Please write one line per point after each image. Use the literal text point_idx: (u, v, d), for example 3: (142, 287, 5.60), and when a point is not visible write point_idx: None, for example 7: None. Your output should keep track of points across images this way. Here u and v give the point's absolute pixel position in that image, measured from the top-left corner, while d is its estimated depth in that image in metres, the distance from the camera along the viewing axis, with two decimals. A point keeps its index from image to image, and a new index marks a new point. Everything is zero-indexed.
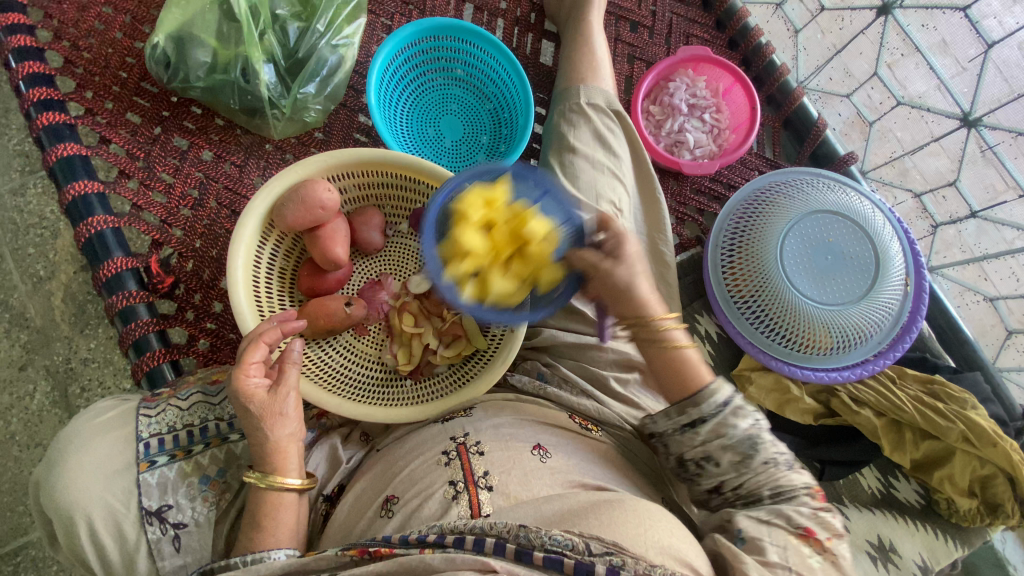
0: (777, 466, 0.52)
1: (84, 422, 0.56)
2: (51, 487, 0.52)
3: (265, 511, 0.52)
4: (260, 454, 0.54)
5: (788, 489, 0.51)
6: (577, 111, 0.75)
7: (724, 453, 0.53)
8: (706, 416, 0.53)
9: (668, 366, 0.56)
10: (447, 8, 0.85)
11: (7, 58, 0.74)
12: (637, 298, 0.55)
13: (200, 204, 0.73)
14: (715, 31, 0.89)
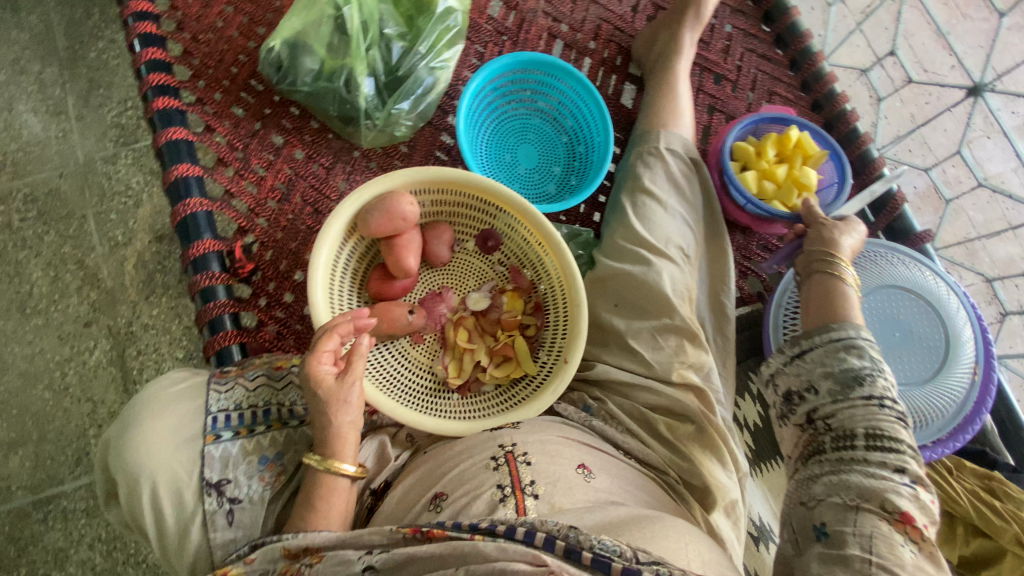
0: (882, 411, 0.50)
1: (159, 389, 0.59)
2: (124, 447, 0.55)
3: (317, 492, 0.55)
4: (320, 438, 0.56)
5: (890, 440, 0.49)
6: (656, 155, 0.76)
7: (825, 382, 0.55)
8: (815, 345, 0.57)
9: (823, 297, 0.61)
10: (538, 42, 0.90)
11: (132, 41, 0.80)
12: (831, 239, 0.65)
13: (286, 198, 0.78)
14: (798, 91, 0.89)
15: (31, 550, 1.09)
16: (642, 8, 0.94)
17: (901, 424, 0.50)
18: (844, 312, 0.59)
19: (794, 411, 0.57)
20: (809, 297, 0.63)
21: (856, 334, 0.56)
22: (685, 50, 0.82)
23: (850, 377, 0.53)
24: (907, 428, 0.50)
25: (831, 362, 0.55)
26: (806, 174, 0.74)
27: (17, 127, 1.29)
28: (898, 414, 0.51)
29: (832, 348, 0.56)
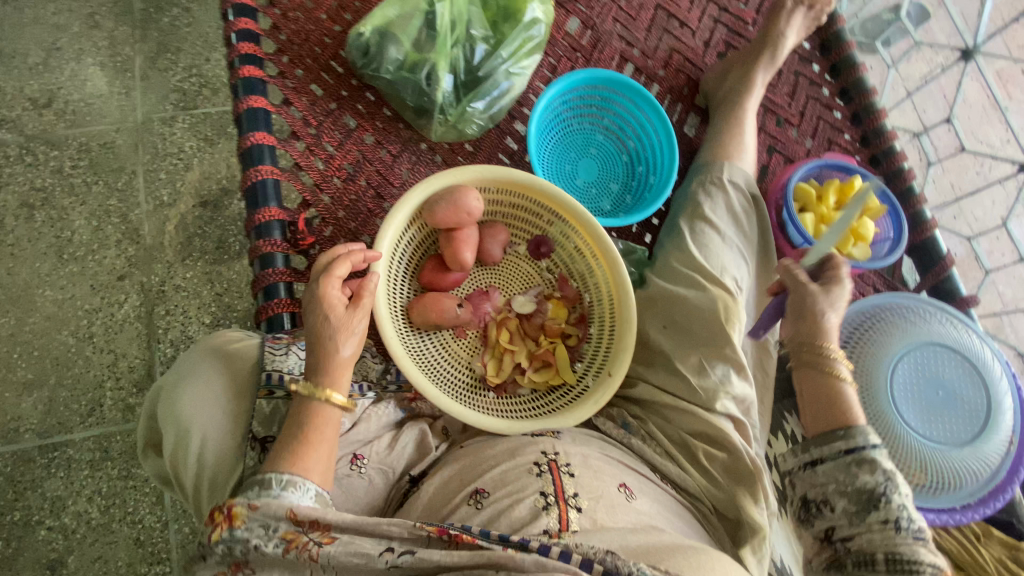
0: (901, 534, 0.50)
1: (216, 342, 0.60)
2: (177, 395, 0.55)
3: (312, 421, 0.54)
4: (315, 367, 0.56)
5: (912, 564, 0.49)
6: (718, 185, 0.77)
7: (840, 499, 0.54)
8: (824, 457, 0.56)
9: (826, 394, 0.59)
10: (610, 64, 0.93)
11: (226, 11, 0.82)
12: (824, 326, 0.62)
13: (351, 178, 0.79)
14: (857, 145, 0.92)
15: (28, 495, 1.08)
16: (713, 44, 0.97)
17: (922, 546, 0.49)
18: (845, 414, 0.57)
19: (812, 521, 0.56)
20: (807, 394, 0.61)
21: (870, 448, 0.54)
22: (756, 89, 0.84)
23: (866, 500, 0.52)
24: (929, 546, 0.50)
25: (845, 479, 0.54)
26: (864, 225, 0.77)
27: (82, 78, 1.32)
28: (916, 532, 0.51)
29: (843, 463, 0.55)
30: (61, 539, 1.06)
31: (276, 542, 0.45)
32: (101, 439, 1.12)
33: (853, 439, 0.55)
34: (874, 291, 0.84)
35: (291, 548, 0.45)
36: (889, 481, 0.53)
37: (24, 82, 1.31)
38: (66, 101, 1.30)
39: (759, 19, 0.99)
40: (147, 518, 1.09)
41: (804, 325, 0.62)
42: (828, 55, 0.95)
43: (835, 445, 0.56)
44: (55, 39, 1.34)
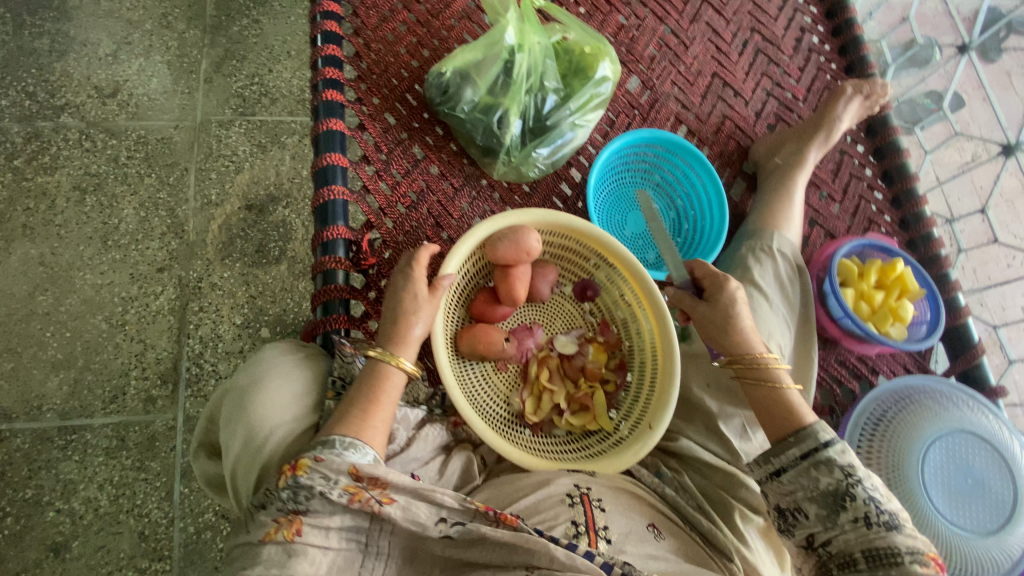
0: (873, 529, 0.54)
1: (284, 351, 0.63)
2: (248, 400, 0.57)
3: (384, 382, 0.59)
4: (387, 334, 0.62)
5: (891, 557, 0.52)
6: (768, 253, 0.81)
7: (811, 505, 0.58)
8: (785, 465, 0.60)
9: (775, 402, 0.65)
10: (665, 124, 0.98)
11: (315, 37, 0.87)
12: (740, 331, 0.68)
13: (414, 206, 0.83)
14: (898, 227, 0.96)
15: (41, 474, 1.07)
16: (764, 116, 1.02)
17: (896, 535, 0.53)
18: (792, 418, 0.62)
19: (792, 530, 0.60)
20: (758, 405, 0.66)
21: (825, 449, 0.59)
22: (808, 165, 0.89)
23: (835, 502, 0.56)
24: (910, 534, 0.54)
25: (810, 482, 0.58)
26: (903, 305, 0.81)
27: (147, 75, 1.37)
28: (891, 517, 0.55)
29: (804, 467, 0.59)
30: (68, 524, 1.05)
31: (341, 493, 0.49)
32: (120, 426, 1.12)
33: (805, 444, 0.60)
34: (905, 369, 0.87)
35: (354, 500, 0.49)
36: (853, 477, 0.57)
37: (92, 70, 1.35)
38: (130, 94, 1.35)
39: (808, 97, 1.05)
40: (155, 513, 1.08)
41: (727, 338, 0.68)
42: (874, 137, 1.01)
43: (789, 451, 0.60)
44: (127, 34, 1.40)
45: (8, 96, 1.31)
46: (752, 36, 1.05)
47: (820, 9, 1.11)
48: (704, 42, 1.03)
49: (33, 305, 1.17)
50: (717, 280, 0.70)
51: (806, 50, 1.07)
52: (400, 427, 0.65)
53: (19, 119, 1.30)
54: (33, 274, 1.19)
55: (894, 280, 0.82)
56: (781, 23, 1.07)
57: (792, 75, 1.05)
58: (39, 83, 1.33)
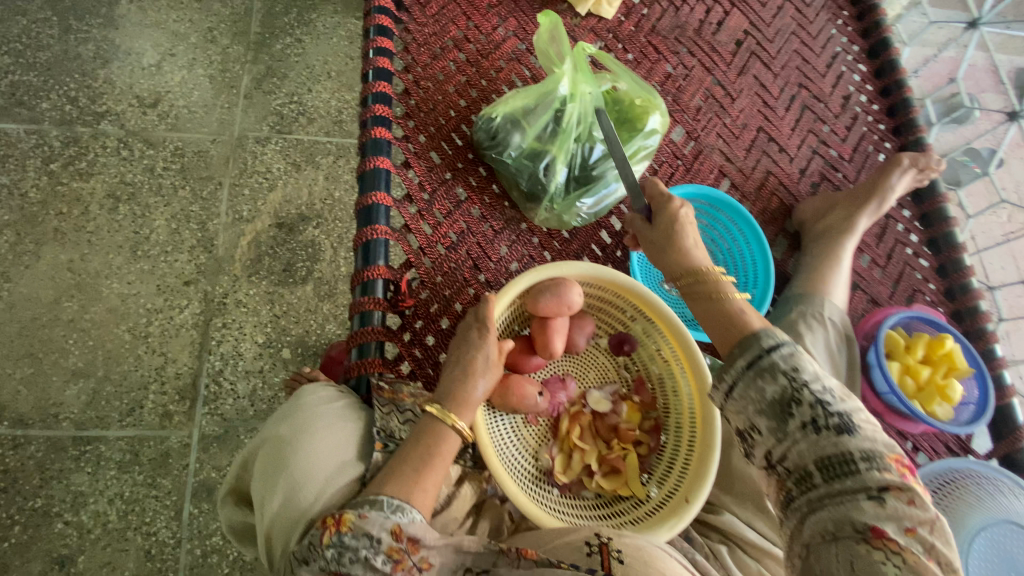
0: (824, 435, 0.46)
1: (324, 401, 0.63)
2: (291, 453, 0.57)
3: (440, 444, 0.58)
4: (451, 392, 0.61)
5: (845, 464, 0.44)
6: (819, 320, 0.80)
7: (761, 419, 0.50)
8: (733, 377, 0.53)
9: (723, 315, 0.59)
10: (708, 175, 0.96)
11: (366, 72, 0.87)
12: (685, 251, 0.66)
13: (454, 246, 0.82)
14: (942, 296, 0.95)
15: (52, 485, 1.06)
16: (809, 173, 1.00)
17: (848, 437, 0.45)
18: (738, 327, 0.57)
19: (753, 453, 0.52)
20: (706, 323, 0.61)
21: (768, 355, 0.51)
22: (857, 232, 0.88)
23: (779, 408, 0.48)
24: (865, 432, 0.45)
25: (756, 393, 0.51)
26: (951, 386, 0.80)
27: (189, 87, 1.37)
28: (844, 419, 0.46)
29: (750, 378, 0.51)
30: (75, 537, 1.04)
31: (384, 559, 0.49)
32: (134, 440, 1.11)
33: (748, 351, 0.52)
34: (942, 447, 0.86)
35: (396, 566, 0.49)
36: (799, 381, 0.49)
37: (135, 79, 1.36)
38: (170, 105, 1.35)
39: (853, 157, 1.04)
40: (162, 532, 1.06)
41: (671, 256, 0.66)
42: (921, 203, 1.00)
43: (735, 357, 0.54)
44: (172, 45, 1.40)
45: (49, 99, 1.30)
46: (799, 92, 1.04)
47: (868, 69, 1.10)
48: (751, 95, 1.02)
49: (58, 311, 1.16)
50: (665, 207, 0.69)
51: (852, 109, 1.06)
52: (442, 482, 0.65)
53: (59, 123, 1.29)
54: (61, 280, 1.19)
55: (942, 357, 0.81)
56: (829, 80, 1.07)
57: (838, 133, 1.04)
58: (81, 88, 1.32)
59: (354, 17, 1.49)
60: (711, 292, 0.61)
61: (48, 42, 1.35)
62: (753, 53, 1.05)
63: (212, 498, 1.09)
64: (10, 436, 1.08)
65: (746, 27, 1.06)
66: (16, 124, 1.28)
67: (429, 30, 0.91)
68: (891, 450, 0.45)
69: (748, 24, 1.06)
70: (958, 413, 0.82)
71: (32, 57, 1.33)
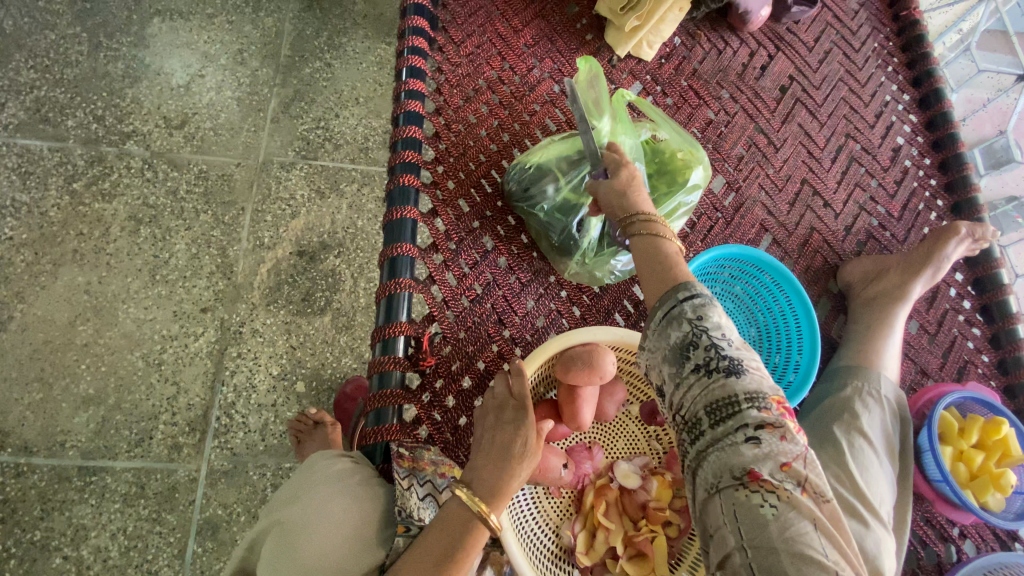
0: (713, 378, 0.47)
1: (341, 479, 0.59)
2: (302, 537, 0.54)
3: (467, 536, 0.53)
4: (483, 477, 0.55)
5: (730, 406, 0.45)
6: (876, 398, 0.78)
7: (666, 367, 0.51)
8: (652, 326, 0.53)
9: (658, 258, 0.56)
10: (749, 229, 0.92)
11: (396, 115, 0.84)
12: (633, 199, 0.62)
13: (479, 300, 0.78)
14: (995, 369, 0.90)
15: (54, 516, 1.04)
16: (854, 230, 0.95)
17: (736, 380, 0.46)
18: (674, 272, 0.55)
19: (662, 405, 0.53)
20: (640, 264, 0.58)
21: (680, 305, 0.50)
22: (910, 300, 0.87)
23: (678, 354, 0.49)
24: (753, 375, 0.46)
25: (661, 342, 0.51)
26: (1007, 475, 0.73)
27: (217, 109, 1.36)
28: (734, 360, 0.47)
29: (660, 327, 0.52)
30: (74, 572, 1.01)
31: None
32: (141, 472, 1.09)
33: (664, 301, 0.52)
34: (994, 536, 0.80)
35: None
36: (701, 329, 0.49)
37: (163, 100, 1.35)
38: (197, 127, 1.34)
39: (901, 214, 0.98)
40: (164, 570, 1.03)
41: (616, 202, 0.63)
42: (974, 267, 0.95)
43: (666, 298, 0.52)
44: (202, 66, 1.39)
45: (75, 117, 1.30)
46: (846, 142, 0.99)
47: (919, 120, 1.04)
48: (796, 144, 0.97)
49: (72, 334, 1.15)
50: (620, 163, 0.67)
51: (902, 162, 1.00)
52: None
53: (84, 142, 1.29)
54: (77, 302, 1.17)
55: (997, 443, 0.75)
56: (878, 131, 1.01)
57: (887, 188, 0.98)
58: (109, 107, 1.32)
59: (385, 42, 1.47)
60: (652, 233, 0.58)
61: (77, 59, 1.34)
62: (798, 100, 1.00)
63: (217, 537, 1.06)
64: (14, 463, 1.06)
65: (791, 72, 1.01)
66: (41, 141, 1.27)
67: (462, 71, 0.88)
68: (775, 394, 0.46)
69: (794, 69, 1.01)
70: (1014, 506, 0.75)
71: (61, 74, 1.32)
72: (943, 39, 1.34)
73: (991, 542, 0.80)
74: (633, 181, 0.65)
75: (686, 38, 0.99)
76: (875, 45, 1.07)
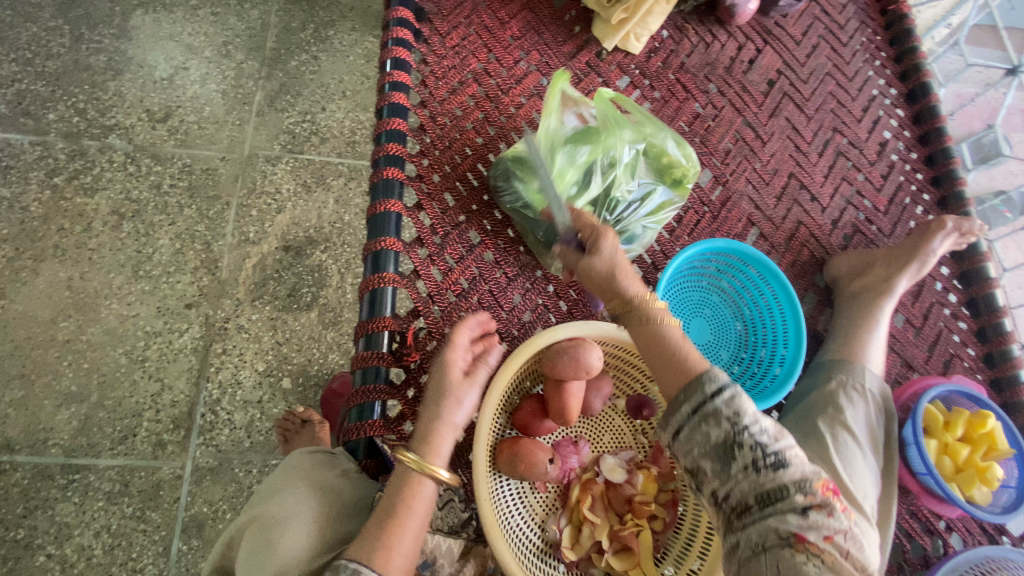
0: (763, 472, 0.48)
1: (320, 475, 0.60)
2: (281, 531, 0.54)
3: (406, 488, 0.57)
4: (420, 436, 0.60)
5: (778, 491, 0.47)
6: (859, 392, 0.78)
7: (704, 460, 0.51)
8: (682, 423, 0.53)
9: (665, 348, 0.57)
10: (736, 224, 0.92)
11: (380, 107, 0.83)
12: (620, 280, 0.60)
13: (464, 295, 0.77)
14: (981, 362, 0.90)
15: (37, 515, 1.03)
16: (841, 225, 0.95)
17: (783, 471, 0.47)
18: (685, 362, 0.55)
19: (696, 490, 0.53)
20: (647, 354, 0.58)
21: (712, 400, 0.51)
22: (896, 294, 0.87)
23: (722, 449, 0.50)
24: (796, 463, 0.48)
25: (699, 437, 0.51)
26: (992, 469, 0.74)
27: (201, 102, 1.34)
28: (775, 450, 0.49)
29: (696, 423, 0.52)
30: (58, 571, 1.00)
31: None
32: (125, 470, 1.07)
33: (692, 397, 0.52)
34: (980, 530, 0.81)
35: None
36: (740, 425, 0.50)
37: (146, 93, 1.32)
38: (180, 121, 1.32)
39: (888, 209, 0.99)
40: (149, 568, 1.02)
41: (603, 288, 0.61)
42: (960, 261, 0.95)
43: (690, 402, 0.52)
44: (185, 59, 1.36)
45: (56, 111, 1.27)
46: (833, 137, 0.99)
47: (906, 114, 1.05)
48: (783, 138, 0.97)
49: (54, 331, 1.13)
50: (596, 233, 0.63)
51: (889, 156, 1.01)
52: (444, 561, 0.62)
53: (65, 135, 1.26)
54: (58, 298, 1.15)
55: (982, 436, 0.75)
56: (865, 125, 1.01)
57: (874, 182, 0.98)
58: (91, 100, 1.29)
59: (372, 35, 1.46)
60: (651, 319, 0.58)
61: (58, 51, 1.32)
62: (785, 94, 1.00)
63: (203, 535, 1.05)
64: None
65: (779, 65, 1.01)
66: (21, 135, 1.25)
67: (448, 63, 0.87)
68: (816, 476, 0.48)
69: (781, 63, 1.01)
70: (1000, 498, 0.76)
71: (42, 66, 1.30)
72: (932, 33, 1.32)
73: (978, 535, 0.81)
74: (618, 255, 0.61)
75: (673, 31, 0.98)
76: (863, 39, 1.07)
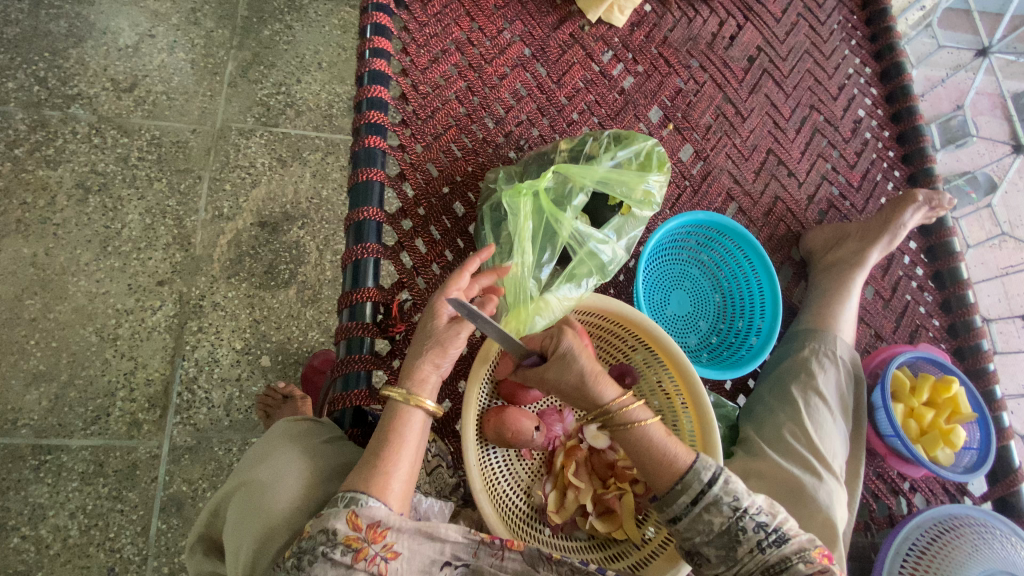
0: (767, 552, 0.53)
1: (305, 441, 0.60)
2: (268, 496, 0.53)
3: (397, 422, 0.56)
4: (406, 374, 0.59)
5: (781, 563, 0.52)
6: (830, 359, 0.82)
7: (709, 548, 0.55)
8: (679, 515, 0.56)
9: (649, 452, 0.58)
10: (716, 198, 0.93)
11: (361, 75, 0.81)
12: (594, 392, 0.58)
13: (449, 267, 0.77)
14: (945, 332, 0.94)
15: (9, 495, 1.00)
16: (816, 200, 0.98)
17: (781, 545, 0.53)
18: (671, 461, 0.57)
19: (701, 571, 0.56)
20: (633, 456, 0.59)
21: (710, 490, 0.55)
22: (867, 266, 0.90)
23: (727, 540, 0.54)
24: (793, 536, 0.54)
25: (701, 527, 0.55)
26: (955, 431, 0.77)
27: (169, 71, 1.28)
28: (770, 529, 0.54)
29: (696, 514, 0.55)
30: (33, 553, 0.98)
31: (344, 550, 0.47)
32: (99, 450, 1.05)
33: (691, 490, 0.55)
34: (943, 490, 0.85)
35: (360, 558, 0.48)
36: (740, 510, 0.54)
37: (110, 61, 1.26)
38: (148, 91, 1.26)
39: (861, 184, 1.02)
40: (127, 548, 1.01)
41: (579, 397, 0.59)
42: (928, 236, 0.99)
43: (684, 497, 0.55)
44: (151, 26, 1.30)
45: (14, 79, 1.20)
46: (810, 114, 1.01)
47: (880, 93, 1.07)
48: (762, 114, 0.99)
49: (19, 309, 1.09)
50: (552, 336, 0.59)
51: (863, 134, 1.03)
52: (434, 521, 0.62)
53: (25, 105, 1.20)
54: (23, 276, 1.11)
55: (947, 400, 0.79)
56: (840, 103, 1.03)
57: (847, 159, 1.01)
58: (51, 68, 1.23)
59: (349, 5, 1.41)
60: (630, 425, 0.58)
61: (16, 16, 1.24)
62: (765, 71, 1.01)
63: (183, 513, 1.04)
64: None
65: (759, 42, 1.02)
66: None
67: (429, 30, 0.85)
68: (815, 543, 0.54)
69: (761, 40, 1.02)
70: (965, 459, 0.81)
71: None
72: (907, 14, 1.31)
73: (941, 495, 0.85)
74: (586, 364, 0.58)
75: (656, 5, 0.97)
76: (840, 18, 1.08)
